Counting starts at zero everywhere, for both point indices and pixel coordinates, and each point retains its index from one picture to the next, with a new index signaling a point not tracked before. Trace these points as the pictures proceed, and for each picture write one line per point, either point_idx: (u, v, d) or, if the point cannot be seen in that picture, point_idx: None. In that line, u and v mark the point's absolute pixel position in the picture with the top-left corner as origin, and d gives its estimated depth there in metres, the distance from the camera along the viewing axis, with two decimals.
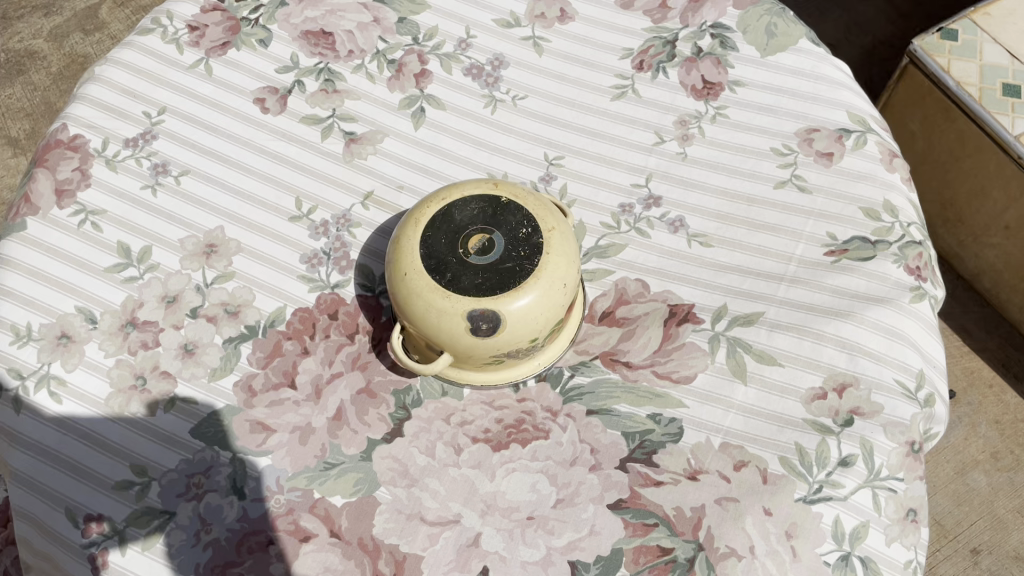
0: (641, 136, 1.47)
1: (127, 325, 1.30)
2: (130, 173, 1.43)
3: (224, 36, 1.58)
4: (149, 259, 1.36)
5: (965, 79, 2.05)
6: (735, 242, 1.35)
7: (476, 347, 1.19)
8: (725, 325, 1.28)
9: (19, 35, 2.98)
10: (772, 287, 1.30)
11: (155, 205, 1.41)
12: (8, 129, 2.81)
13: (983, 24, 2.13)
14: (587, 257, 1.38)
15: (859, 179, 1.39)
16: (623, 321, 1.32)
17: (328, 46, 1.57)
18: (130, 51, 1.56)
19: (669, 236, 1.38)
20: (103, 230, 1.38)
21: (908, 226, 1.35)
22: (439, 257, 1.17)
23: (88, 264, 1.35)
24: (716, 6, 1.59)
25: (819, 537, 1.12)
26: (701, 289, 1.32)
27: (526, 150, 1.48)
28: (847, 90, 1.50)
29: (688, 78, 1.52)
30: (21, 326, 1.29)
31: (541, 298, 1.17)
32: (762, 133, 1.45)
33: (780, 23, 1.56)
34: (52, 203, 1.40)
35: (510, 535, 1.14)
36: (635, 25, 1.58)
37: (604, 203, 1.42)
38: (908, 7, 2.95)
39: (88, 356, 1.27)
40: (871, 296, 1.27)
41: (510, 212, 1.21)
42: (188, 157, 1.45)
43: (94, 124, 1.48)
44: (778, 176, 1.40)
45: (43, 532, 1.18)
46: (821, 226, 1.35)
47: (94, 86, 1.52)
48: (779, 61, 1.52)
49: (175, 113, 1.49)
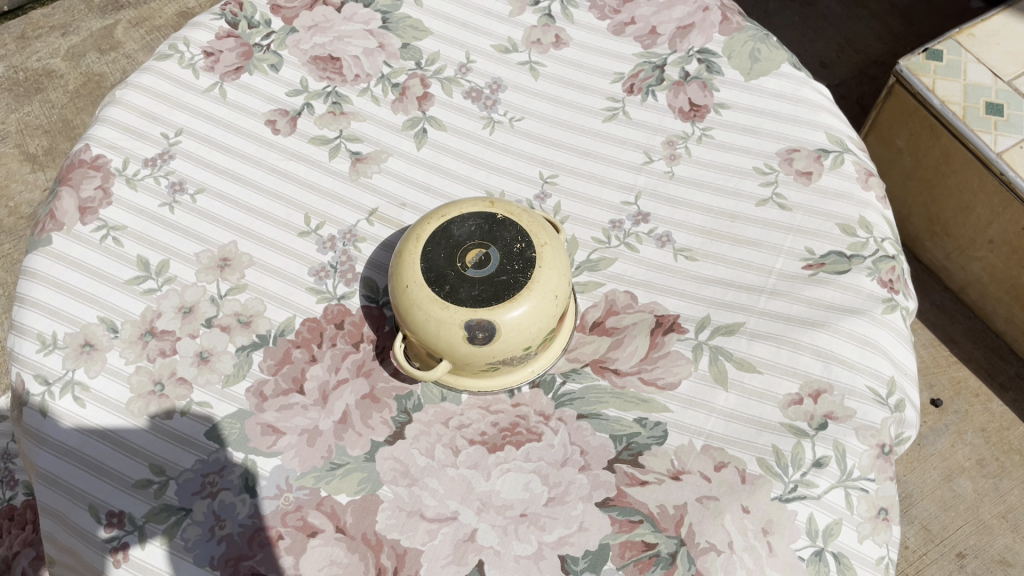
0: (631, 156, 1.55)
1: (146, 334, 1.39)
2: (149, 191, 1.52)
3: (238, 61, 1.67)
4: (167, 272, 1.45)
5: (949, 98, 2.13)
6: (719, 256, 1.43)
7: (474, 355, 1.27)
8: (708, 334, 1.36)
9: (37, 54, 3.08)
10: (753, 299, 1.38)
11: (172, 221, 1.49)
12: (27, 145, 2.91)
13: (967, 46, 2.21)
14: (579, 270, 1.47)
15: (836, 197, 1.47)
16: (612, 331, 1.40)
17: (335, 70, 1.66)
18: (148, 75, 1.65)
19: (656, 250, 1.46)
20: (123, 245, 1.46)
21: (882, 241, 1.43)
22: (438, 271, 1.26)
23: (109, 277, 1.43)
24: (703, 31, 1.67)
25: (793, 533, 1.20)
26: (686, 300, 1.41)
27: (522, 169, 1.56)
28: (826, 112, 1.59)
29: (676, 101, 1.60)
30: (47, 335, 1.38)
31: (534, 309, 1.25)
32: (745, 153, 1.53)
33: (763, 48, 1.65)
34: (75, 219, 1.49)
35: (505, 531, 1.22)
36: (626, 51, 1.67)
37: (595, 219, 1.50)
38: (899, 27, 3.04)
39: (110, 363, 1.36)
40: (845, 308, 1.35)
41: (505, 227, 1.29)
42: (204, 175, 1.54)
43: (115, 145, 1.57)
44: (759, 194, 1.48)
45: (67, 527, 1.26)
46: (800, 241, 1.43)
47: (114, 109, 1.61)
48: (762, 85, 1.60)
49: (191, 135, 1.58)
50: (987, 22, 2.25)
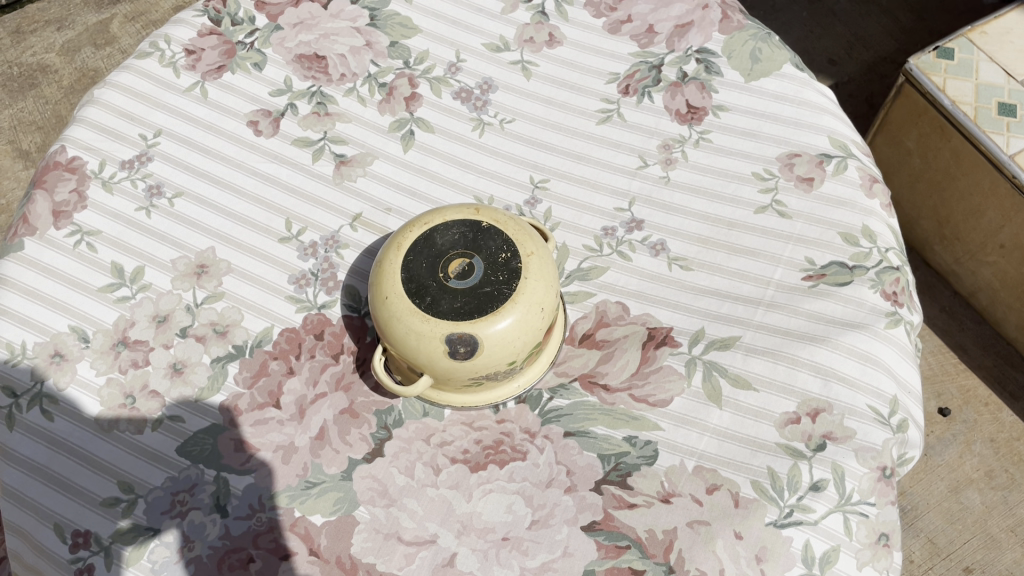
0: (625, 160, 1.49)
1: (118, 344, 1.34)
2: (125, 195, 1.47)
3: (220, 60, 1.61)
4: (142, 279, 1.40)
5: (960, 97, 2.06)
6: (714, 266, 1.37)
7: (454, 369, 1.21)
8: (702, 348, 1.30)
9: (31, 49, 3.04)
10: (750, 312, 1.32)
11: (149, 226, 1.44)
12: (20, 142, 2.87)
13: (979, 44, 2.14)
14: (570, 280, 1.41)
15: (839, 205, 1.41)
16: (602, 344, 1.34)
17: (320, 69, 1.61)
18: (128, 74, 1.60)
19: (650, 259, 1.40)
20: (98, 251, 1.41)
21: (886, 251, 1.37)
22: (419, 281, 1.20)
23: (83, 284, 1.38)
24: (702, 30, 1.60)
25: (788, 561, 1.14)
26: (680, 313, 1.35)
27: (512, 173, 1.50)
28: (830, 114, 1.52)
29: (673, 102, 1.54)
30: (16, 344, 1.33)
31: (519, 321, 1.19)
32: (744, 158, 1.47)
33: (764, 48, 1.58)
34: (49, 223, 1.44)
35: (486, 555, 1.17)
36: (622, 50, 1.60)
37: (587, 226, 1.44)
38: (910, 23, 2.96)
39: (80, 374, 1.31)
40: (847, 322, 1.29)
41: (490, 236, 1.23)
42: (183, 179, 1.49)
43: (92, 146, 1.52)
44: (758, 201, 1.42)
45: (32, 546, 1.22)
46: (799, 250, 1.37)
47: (92, 109, 1.57)
48: (763, 86, 1.53)
49: (170, 136, 1.53)
50: (1000, 19, 2.17)
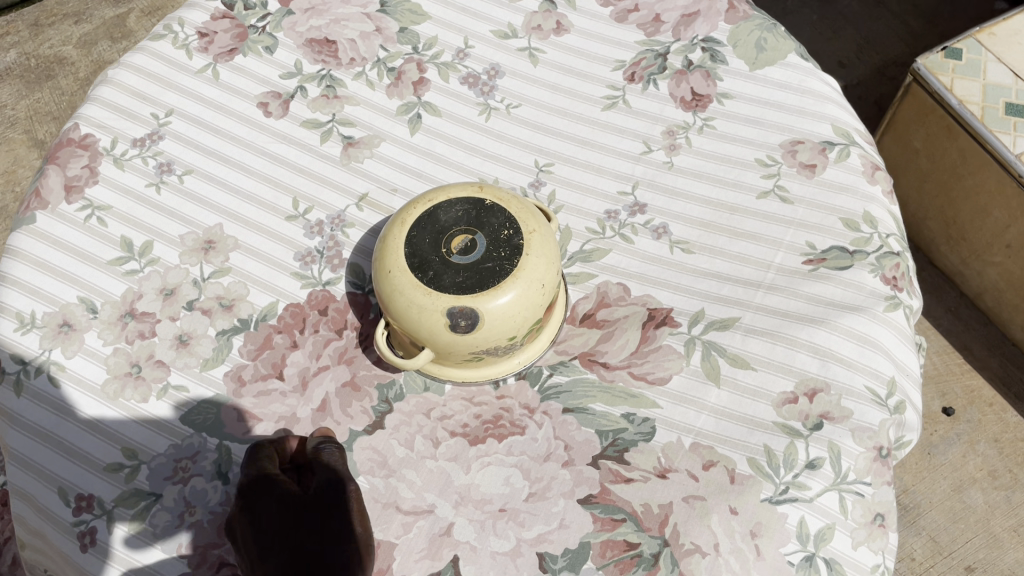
0: (630, 145, 1.51)
1: (125, 315, 1.36)
2: (136, 172, 1.49)
3: (232, 43, 1.64)
4: (150, 253, 1.42)
5: (967, 97, 2.07)
6: (716, 249, 1.39)
7: (455, 344, 1.22)
8: (702, 328, 1.31)
9: (49, 42, 3.08)
10: (750, 294, 1.33)
11: (159, 202, 1.47)
12: (35, 132, 2.91)
13: (988, 45, 2.15)
14: (572, 261, 1.42)
15: (841, 191, 1.42)
16: (602, 324, 1.36)
17: (330, 53, 1.63)
18: (141, 56, 1.63)
19: (652, 242, 1.41)
20: (107, 225, 1.44)
21: (887, 237, 1.38)
22: (422, 256, 1.21)
23: (92, 257, 1.41)
24: (709, 20, 1.62)
25: (783, 537, 1.15)
26: (680, 294, 1.36)
27: (517, 157, 1.52)
28: (834, 103, 1.53)
29: (678, 90, 1.56)
30: (26, 314, 1.35)
31: (520, 297, 1.20)
32: (747, 145, 1.48)
33: (770, 38, 1.59)
34: (61, 198, 1.46)
35: (482, 526, 1.18)
36: (629, 38, 1.62)
37: (590, 209, 1.46)
38: (920, 28, 2.98)
39: (88, 344, 1.33)
40: (845, 305, 1.30)
41: (493, 213, 1.24)
42: (192, 157, 1.51)
43: (104, 124, 1.55)
44: (760, 187, 1.43)
45: (36, 509, 1.23)
46: (800, 235, 1.38)
47: (105, 89, 1.59)
48: (768, 75, 1.55)
49: (181, 115, 1.56)
50: (1009, 21, 2.18)
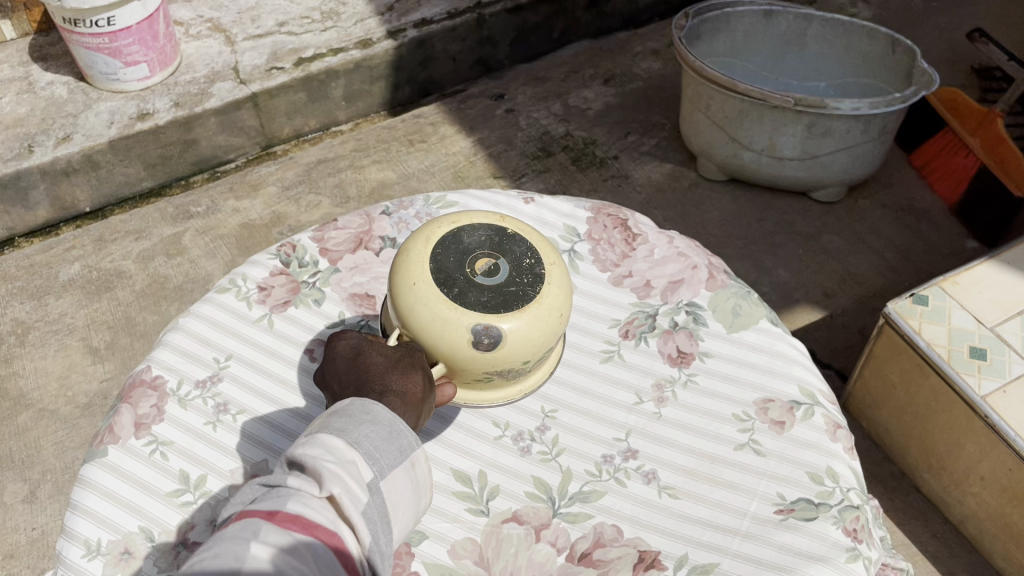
0: (624, 396, 1.74)
1: (178, 544, 1.55)
2: (196, 411, 1.73)
3: (287, 296, 1.93)
4: (204, 486, 1.63)
5: (935, 341, 2.32)
6: (699, 495, 1.58)
7: (474, 361, 1.51)
8: (686, 572, 1.47)
9: (111, 256, 3.33)
10: (728, 540, 1.51)
11: (215, 439, 1.69)
12: (90, 339, 3.10)
13: (952, 292, 2.41)
14: (572, 501, 1.59)
15: (807, 446, 1.63)
16: (598, 562, 1.50)
17: (370, 306, 1.92)
18: (208, 306, 1.91)
19: (642, 486, 1.60)
20: (169, 459, 1.66)
21: (848, 491, 1.58)
22: (447, 273, 1.52)
23: (154, 488, 1.62)
24: (692, 287, 1.90)
25: None
26: (666, 538, 1.53)
27: (526, 403, 1.74)
28: (800, 365, 1.79)
29: (666, 347, 1.81)
30: (93, 541, 1.55)
31: (535, 325, 1.51)
32: (726, 400, 1.72)
33: (744, 304, 1.87)
34: (131, 433, 1.69)
35: None
36: (624, 300, 1.89)
37: (589, 452, 1.66)
38: (899, 263, 3.31)
39: (144, 570, 1.52)
40: (812, 554, 1.48)
41: (514, 239, 1.59)
42: (246, 398, 1.76)
43: (173, 367, 1.80)
44: (737, 439, 1.65)
45: None
46: (772, 486, 1.58)
47: (175, 334, 1.86)
48: (742, 338, 1.81)
49: (239, 360, 1.81)
50: (970, 270, 2.45)
